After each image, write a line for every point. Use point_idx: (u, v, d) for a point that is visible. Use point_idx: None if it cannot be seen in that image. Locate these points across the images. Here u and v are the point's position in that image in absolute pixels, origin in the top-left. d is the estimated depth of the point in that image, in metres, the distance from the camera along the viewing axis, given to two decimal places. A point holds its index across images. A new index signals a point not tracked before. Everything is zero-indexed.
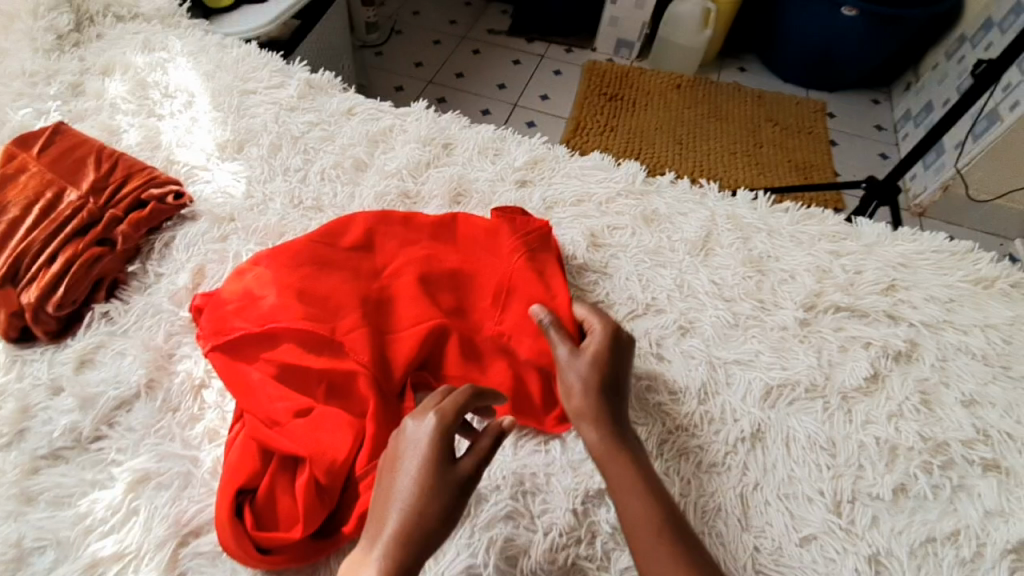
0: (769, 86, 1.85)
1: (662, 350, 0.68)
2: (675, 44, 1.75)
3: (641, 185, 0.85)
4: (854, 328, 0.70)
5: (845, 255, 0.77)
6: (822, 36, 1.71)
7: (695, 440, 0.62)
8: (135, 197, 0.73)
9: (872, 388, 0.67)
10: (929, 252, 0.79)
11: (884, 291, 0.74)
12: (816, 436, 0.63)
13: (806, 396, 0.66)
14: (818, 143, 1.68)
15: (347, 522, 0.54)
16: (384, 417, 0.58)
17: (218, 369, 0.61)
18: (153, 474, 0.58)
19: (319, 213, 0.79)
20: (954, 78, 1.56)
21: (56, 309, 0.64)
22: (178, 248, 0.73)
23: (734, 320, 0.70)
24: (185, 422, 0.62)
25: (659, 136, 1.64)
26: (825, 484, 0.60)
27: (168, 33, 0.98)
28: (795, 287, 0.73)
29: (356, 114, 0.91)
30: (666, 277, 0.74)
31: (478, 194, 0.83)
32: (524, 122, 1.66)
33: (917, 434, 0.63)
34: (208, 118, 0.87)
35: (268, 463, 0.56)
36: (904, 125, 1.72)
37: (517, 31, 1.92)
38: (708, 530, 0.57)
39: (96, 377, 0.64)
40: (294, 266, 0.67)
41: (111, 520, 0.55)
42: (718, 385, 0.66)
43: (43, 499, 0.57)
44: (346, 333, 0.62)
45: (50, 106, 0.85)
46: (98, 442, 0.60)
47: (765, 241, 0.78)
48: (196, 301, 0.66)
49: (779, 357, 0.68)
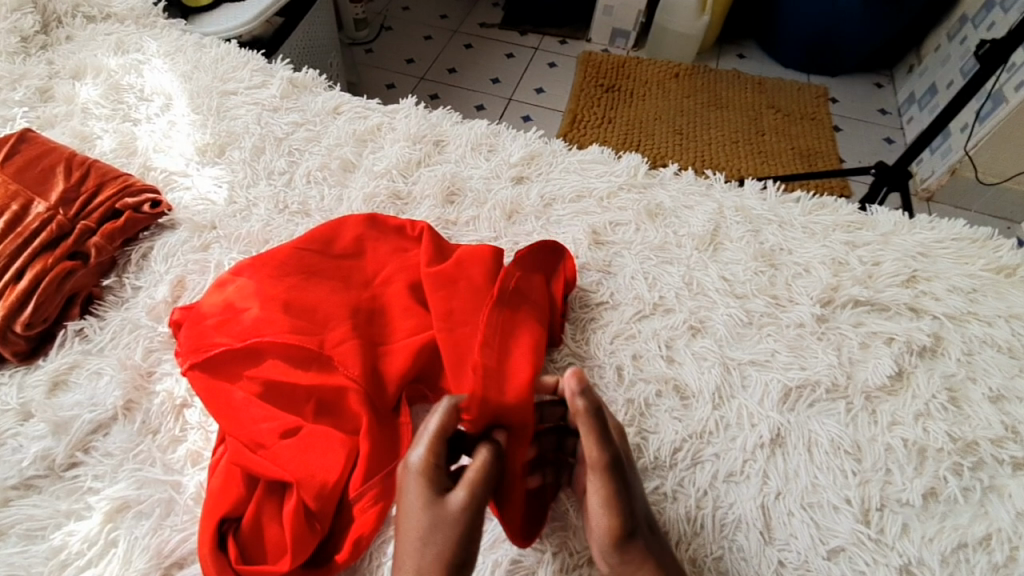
0: (769, 73, 1.80)
1: (672, 352, 0.64)
2: (671, 31, 1.71)
3: (644, 178, 0.81)
4: (873, 323, 0.66)
5: (861, 246, 0.73)
6: (822, 20, 1.67)
7: (710, 448, 0.58)
8: (109, 207, 0.68)
9: (896, 387, 0.62)
10: (948, 240, 0.74)
11: (904, 283, 0.70)
12: (839, 439, 0.58)
13: (828, 397, 0.61)
14: (820, 130, 1.63)
15: (340, 550, 0.50)
16: (378, 436, 0.54)
17: (198, 389, 0.57)
18: (132, 502, 0.53)
19: (305, 218, 0.74)
20: (957, 59, 1.52)
21: (25, 329, 0.60)
22: (157, 258, 0.69)
23: (748, 318, 0.66)
24: (166, 445, 0.57)
25: (657, 127, 1.59)
26: (852, 492, 0.56)
27: (143, 33, 0.93)
28: (811, 281, 0.69)
29: (343, 112, 0.87)
30: (674, 274, 0.70)
31: (473, 193, 0.79)
32: (519, 117, 1.62)
33: (946, 434, 0.59)
34: (186, 121, 0.83)
35: (253, 489, 0.52)
36: (908, 109, 1.68)
37: (509, 24, 1.87)
38: (728, 545, 0.53)
39: (69, 400, 0.58)
40: (279, 275, 0.63)
41: (88, 554, 0.50)
42: (734, 388, 0.61)
43: (13, 533, 0.52)
44: (334, 346, 0.57)
45: (16, 112, 0.81)
46: (73, 470, 0.55)
47: (777, 233, 0.74)
48: (175, 315, 0.62)
49: (796, 356, 0.63)
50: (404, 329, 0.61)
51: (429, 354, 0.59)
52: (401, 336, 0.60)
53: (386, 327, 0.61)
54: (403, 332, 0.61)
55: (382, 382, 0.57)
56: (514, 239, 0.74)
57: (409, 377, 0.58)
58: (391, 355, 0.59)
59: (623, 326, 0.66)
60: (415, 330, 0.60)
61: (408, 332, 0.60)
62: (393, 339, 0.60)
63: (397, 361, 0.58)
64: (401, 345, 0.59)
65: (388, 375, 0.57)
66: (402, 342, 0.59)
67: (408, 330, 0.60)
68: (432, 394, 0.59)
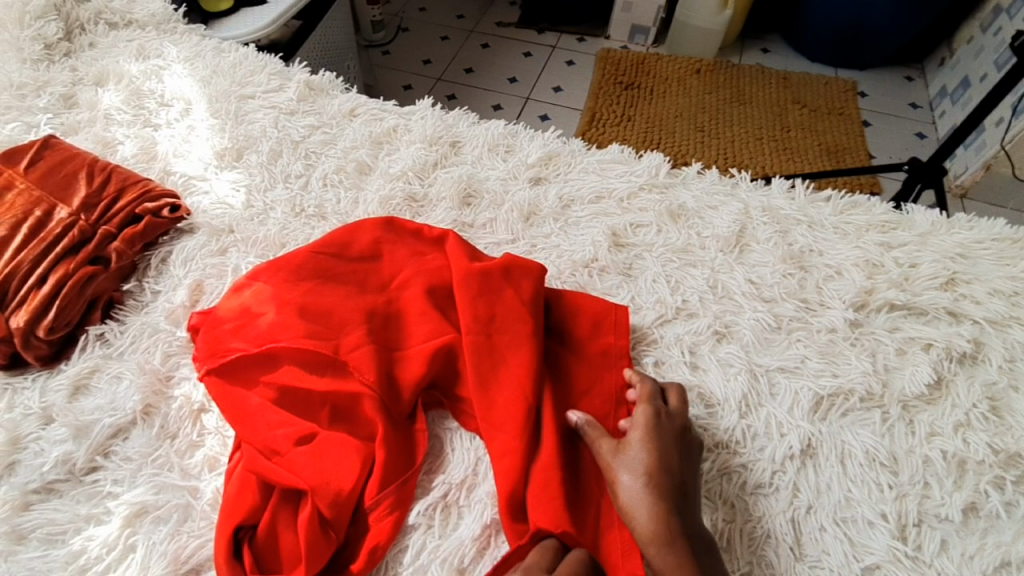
0: (794, 67, 1.75)
1: (696, 359, 0.61)
2: (692, 27, 1.68)
3: (665, 177, 0.79)
4: (910, 328, 0.63)
5: (897, 247, 0.70)
6: (848, 13, 1.62)
7: (738, 458, 0.55)
8: (129, 212, 0.69)
9: (935, 396, 0.59)
10: (989, 241, 0.70)
11: (943, 286, 0.66)
12: (874, 451, 0.55)
13: (862, 406, 0.58)
14: (849, 125, 1.58)
15: (356, 560, 0.50)
16: (393, 443, 0.53)
17: (214, 395, 0.57)
18: (150, 507, 0.53)
19: (322, 222, 0.74)
20: (991, 52, 1.45)
21: (47, 333, 0.61)
22: (175, 263, 0.69)
23: (776, 323, 0.64)
24: (183, 450, 0.57)
25: (679, 124, 1.56)
26: (888, 507, 0.52)
27: (164, 39, 0.94)
28: (843, 284, 0.66)
29: (359, 115, 0.87)
30: (698, 277, 0.68)
31: (490, 194, 0.77)
32: (536, 116, 1.60)
33: (987, 446, 0.55)
34: (206, 126, 0.83)
35: (268, 497, 0.51)
36: (941, 102, 1.61)
37: (527, 23, 1.86)
38: (756, 561, 0.50)
39: (90, 404, 0.59)
40: (295, 280, 0.62)
41: (107, 559, 0.50)
42: (762, 396, 0.59)
43: (35, 536, 0.52)
44: (350, 351, 0.57)
45: (40, 119, 0.82)
46: (93, 474, 0.55)
47: (806, 233, 0.71)
48: (192, 320, 0.62)
49: (828, 363, 0.61)
50: (420, 335, 0.60)
51: (446, 361, 0.58)
52: (417, 341, 0.59)
53: (402, 332, 0.60)
54: (419, 338, 0.59)
55: (398, 389, 0.56)
56: (532, 242, 0.73)
57: (424, 383, 0.57)
58: (407, 360, 0.58)
59: (645, 331, 0.64)
60: (431, 336, 0.59)
61: (424, 337, 0.59)
62: (410, 344, 0.59)
63: (413, 367, 0.57)
64: (418, 351, 0.58)
65: (404, 381, 0.56)
66: (418, 347, 0.58)
67: (424, 336, 0.59)
68: (448, 400, 0.58)
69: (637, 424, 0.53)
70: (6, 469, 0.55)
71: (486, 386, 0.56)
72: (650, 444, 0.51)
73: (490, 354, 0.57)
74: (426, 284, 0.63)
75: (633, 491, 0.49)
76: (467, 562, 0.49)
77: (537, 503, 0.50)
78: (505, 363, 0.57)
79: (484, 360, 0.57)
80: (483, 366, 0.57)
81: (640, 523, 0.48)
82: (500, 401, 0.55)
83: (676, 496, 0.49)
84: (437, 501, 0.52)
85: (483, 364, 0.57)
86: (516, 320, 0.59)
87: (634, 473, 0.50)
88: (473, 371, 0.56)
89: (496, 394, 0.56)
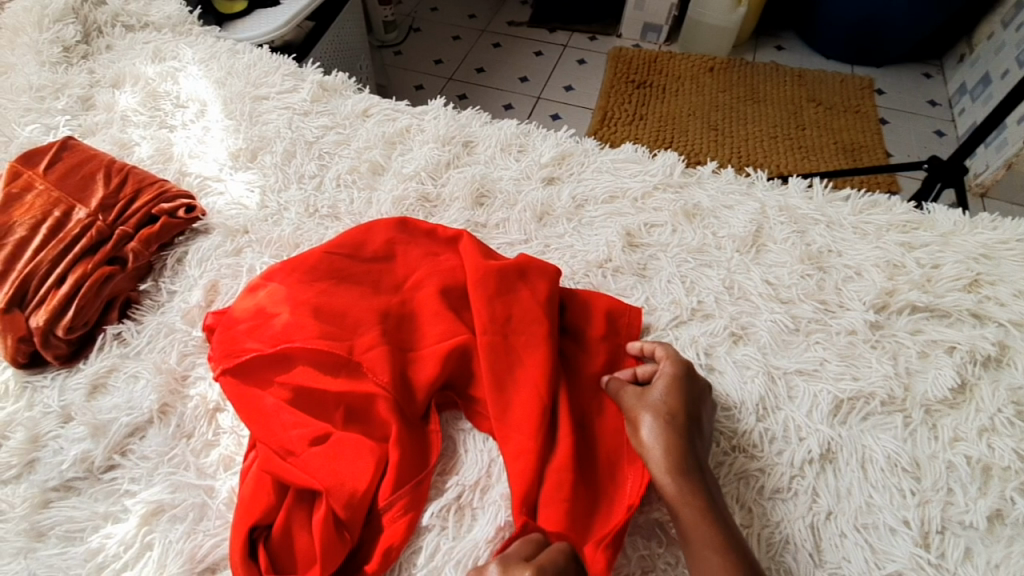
0: (809, 65, 1.73)
1: (712, 360, 0.61)
2: (706, 24, 1.66)
3: (680, 177, 0.78)
4: (933, 330, 0.62)
5: (918, 247, 0.68)
6: (865, 8, 1.59)
7: (755, 462, 0.54)
8: (145, 212, 0.70)
9: (959, 400, 0.58)
10: (1015, 241, 0.68)
11: (967, 288, 0.64)
12: (896, 456, 0.54)
13: (883, 410, 0.57)
14: (865, 123, 1.55)
15: (370, 560, 0.49)
16: (407, 444, 0.53)
17: (229, 395, 0.57)
18: (167, 506, 0.53)
19: (335, 222, 0.74)
20: (1013, 47, 1.41)
21: (66, 333, 0.61)
22: (191, 263, 0.69)
23: (794, 324, 0.63)
24: (199, 449, 0.57)
25: (691, 122, 1.54)
26: (911, 513, 0.51)
27: (179, 41, 0.95)
28: (863, 286, 0.65)
29: (372, 115, 0.87)
30: (714, 277, 0.67)
31: (503, 194, 0.77)
32: (547, 115, 1.59)
33: (1014, 452, 0.54)
34: (221, 127, 0.84)
35: (283, 497, 0.51)
36: (960, 100, 1.58)
37: (538, 22, 1.85)
38: (775, 567, 0.49)
39: (108, 403, 0.59)
40: (310, 281, 0.62)
41: (125, 556, 0.51)
42: (779, 399, 0.58)
43: (54, 534, 0.53)
44: (364, 351, 0.57)
45: (59, 121, 0.84)
46: (111, 472, 0.56)
47: (825, 233, 0.70)
48: (208, 320, 0.63)
49: (848, 366, 0.59)
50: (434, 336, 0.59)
51: (460, 362, 0.58)
52: (431, 342, 0.59)
53: (416, 333, 0.60)
54: (432, 338, 0.59)
55: (412, 389, 0.56)
56: (546, 242, 0.72)
57: (438, 384, 0.57)
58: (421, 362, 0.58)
59: (659, 332, 0.63)
60: (444, 336, 0.59)
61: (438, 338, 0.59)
62: (423, 345, 0.59)
63: (427, 368, 0.57)
64: (431, 351, 0.58)
65: (419, 381, 0.56)
66: (432, 348, 0.58)
67: (437, 337, 0.59)
68: (462, 401, 0.58)
69: (664, 372, 0.55)
70: (27, 466, 0.56)
71: (501, 387, 0.56)
72: (674, 388, 0.54)
73: (504, 355, 0.57)
74: (440, 285, 0.63)
75: (650, 429, 0.52)
76: (482, 564, 0.49)
77: (551, 504, 0.50)
78: (519, 364, 0.57)
79: (498, 361, 0.57)
80: (496, 367, 0.56)
81: (655, 459, 0.51)
82: (514, 402, 0.55)
83: (690, 436, 0.52)
84: (451, 503, 0.52)
85: (496, 365, 0.57)
86: (529, 322, 0.59)
87: (656, 413, 0.53)
88: (487, 372, 0.56)
89: (510, 395, 0.55)
